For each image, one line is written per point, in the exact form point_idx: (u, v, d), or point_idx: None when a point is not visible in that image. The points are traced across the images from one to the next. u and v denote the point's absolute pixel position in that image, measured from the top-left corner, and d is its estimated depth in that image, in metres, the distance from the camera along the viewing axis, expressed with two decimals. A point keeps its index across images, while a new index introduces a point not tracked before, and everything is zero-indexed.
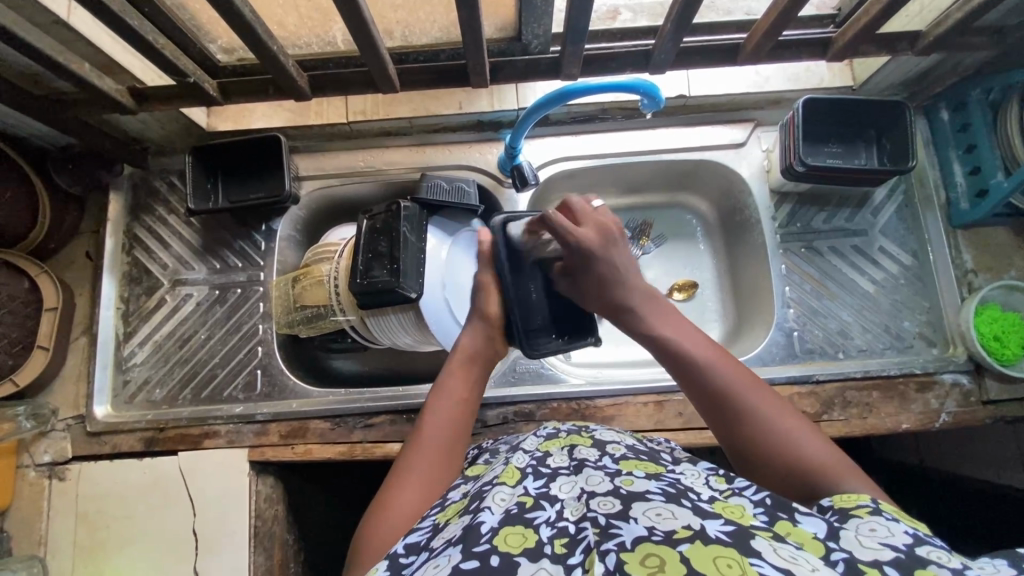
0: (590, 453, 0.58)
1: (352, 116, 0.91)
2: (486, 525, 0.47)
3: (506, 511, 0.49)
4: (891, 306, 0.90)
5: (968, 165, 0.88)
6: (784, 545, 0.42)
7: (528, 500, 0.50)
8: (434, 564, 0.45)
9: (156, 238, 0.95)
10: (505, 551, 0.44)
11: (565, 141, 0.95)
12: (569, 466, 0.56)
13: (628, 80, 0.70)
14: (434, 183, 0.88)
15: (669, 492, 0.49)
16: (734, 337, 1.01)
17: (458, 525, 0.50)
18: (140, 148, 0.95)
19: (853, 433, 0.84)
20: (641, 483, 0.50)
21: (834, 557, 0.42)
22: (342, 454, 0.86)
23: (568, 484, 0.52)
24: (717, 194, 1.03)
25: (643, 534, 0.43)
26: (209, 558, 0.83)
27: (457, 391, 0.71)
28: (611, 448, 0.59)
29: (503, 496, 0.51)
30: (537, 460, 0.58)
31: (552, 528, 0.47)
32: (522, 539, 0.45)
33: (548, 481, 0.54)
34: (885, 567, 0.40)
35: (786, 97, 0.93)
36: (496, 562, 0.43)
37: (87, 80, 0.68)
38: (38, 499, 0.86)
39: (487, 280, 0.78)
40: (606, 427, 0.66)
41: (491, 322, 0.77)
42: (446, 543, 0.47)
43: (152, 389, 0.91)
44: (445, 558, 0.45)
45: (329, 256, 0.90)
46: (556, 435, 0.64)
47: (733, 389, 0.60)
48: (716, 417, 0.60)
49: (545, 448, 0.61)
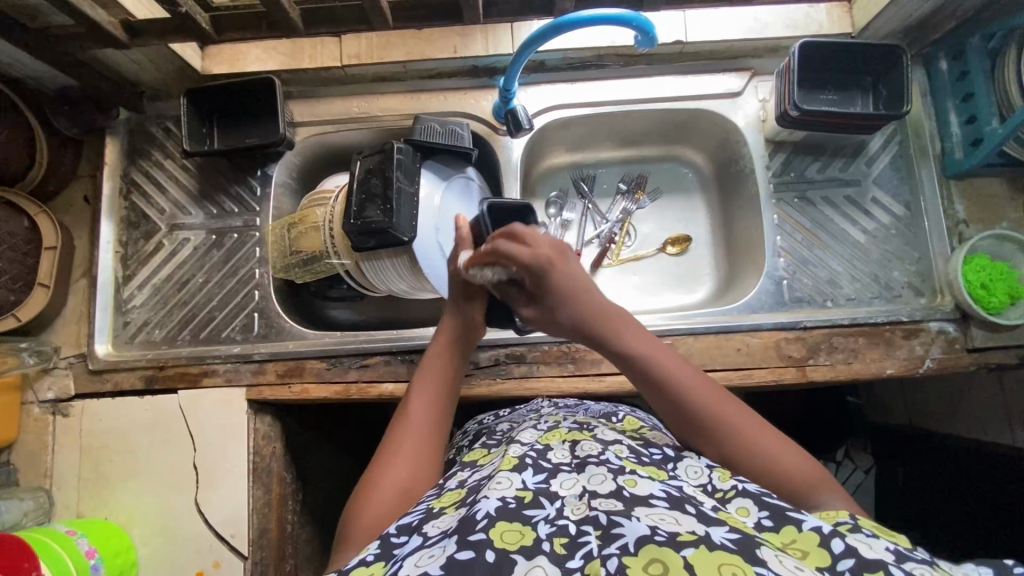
0: (593, 449, 0.60)
1: (346, 60, 0.91)
2: (482, 513, 0.49)
3: (503, 501, 0.51)
4: (882, 256, 0.91)
5: (965, 115, 0.88)
6: (787, 555, 0.45)
7: (527, 495, 0.52)
8: (429, 553, 0.47)
9: (153, 183, 0.96)
10: (501, 547, 0.46)
11: (560, 88, 0.95)
12: (571, 463, 0.58)
13: (620, 13, 0.69)
14: (428, 125, 0.87)
15: (672, 497, 0.51)
16: (725, 289, 1.02)
17: (455, 515, 0.52)
18: (135, 92, 0.95)
19: (837, 378, 0.86)
20: (644, 485, 0.53)
21: (841, 567, 0.44)
22: (337, 393, 0.88)
23: (570, 481, 0.55)
24: (712, 145, 1.02)
25: (646, 534, 0.45)
26: (208, 491, 0.86)
27: (434, 378, 0.73)
28: (615, 448, 0.62)
29: (502, 483, 0.54)
30: (538, 453, 0.60)
31: (551, 526, 0.48)
32: (519, 537, 0.47)
33: (549, 476, 0.56)
34: (889, 569, 0.43)
35: (784, 45, 0.92)
36: (491, 557, 0.45)
37: (79, 8, 0.68)
38: (42, 434, 0.88)
39: (470, 262, 0.78)
40: (607, 425, 0.69)
41: (473, 301, 0.78)
42: (441, 533, 0.50)
43: (151, 330, 0.93)
44: (440, 548, 0.47)
45: (324, 201, 0.90)
46: (557, 428, 0.68)
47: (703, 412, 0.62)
48: (684, 427, 0.64)
49: (545, 441, 0.64)
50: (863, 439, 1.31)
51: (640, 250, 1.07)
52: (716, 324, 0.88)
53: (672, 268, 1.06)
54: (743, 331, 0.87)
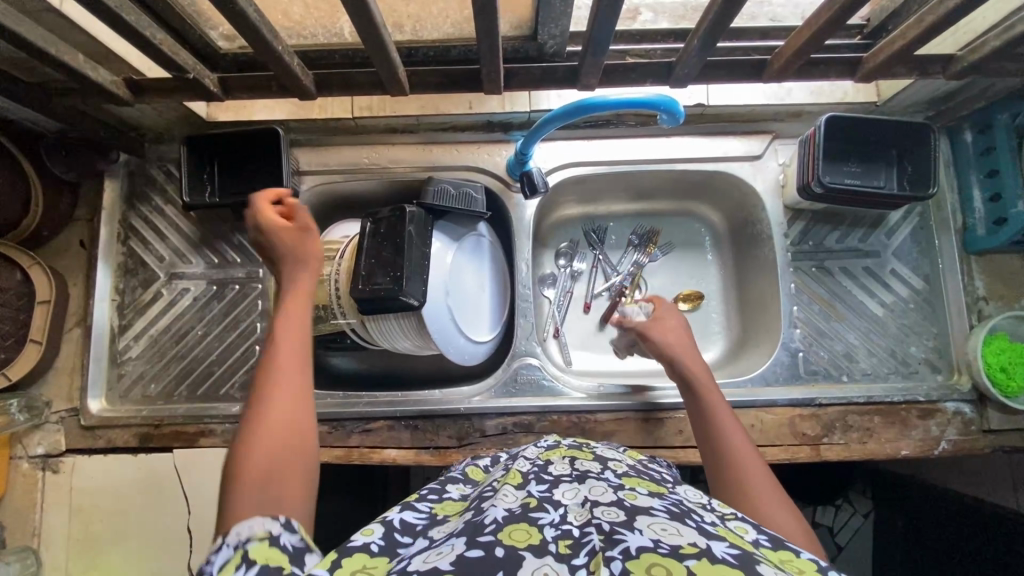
0: (592, 466, 0.57)
1: (357, 112, 0.88)
2: (490, 518, 0.46)
3: (510, 509, 0.48)
4: (899, 330, 0.90)
5: (990, 191, 0.86)
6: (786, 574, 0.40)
7: (532, 501, 0.49)
8: (436, 550, 0.43)
9: (152, 229, 0.93)
10: (510, 544, 0.43)
11: (577, 146, 0.93)
12: (571, 474, 0.55)
13: (648, 96, 0.67)
14: (440, 187, 0.84)
15: (673, 511, 0.48)
16: (738, 351, 1.00)
17: (459, 521, 0.49)
18: (136, 135, 0.91)
19: (851, 457, 0.84)
20: (645, 499, 0.50)
21: None
22: (338, 458, 0.85)
23: (571, 491, 0.51)
24: (729, 205, 1.00)
25: (648, 545, 0.41)
26: (203, 558, 0.83)
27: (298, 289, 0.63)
28: (613, 465, 0.59)
29: (507, 495, 0.51)
30: (540, 467, 0.58)
31: (556, 529, 0.45)
32: (527, 536, 0.44)
33: (551, 486, 0.52)
34: None
35: (807, 111, 0.90)
36: (500, 553, 0.42)
37: (82, 72, 0.65)
38: (32, 491, 0.85)
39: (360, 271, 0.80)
40: (607, 445, 0.67)
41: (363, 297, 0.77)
42: (447, 535, 0.46)
43: (147, 383, 0.90)
44: (448, 546, 0.43)
45: (330, 255, 0.88)
46: (557, 446, 0.65)
47: (719, 442, 0.64)
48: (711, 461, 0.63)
49: (546, 457, 0.61)
50: (861, 482, 1.25)
51: None
52: (731, 399, 0.86)
53: None
54: (757, 407, 0.85)
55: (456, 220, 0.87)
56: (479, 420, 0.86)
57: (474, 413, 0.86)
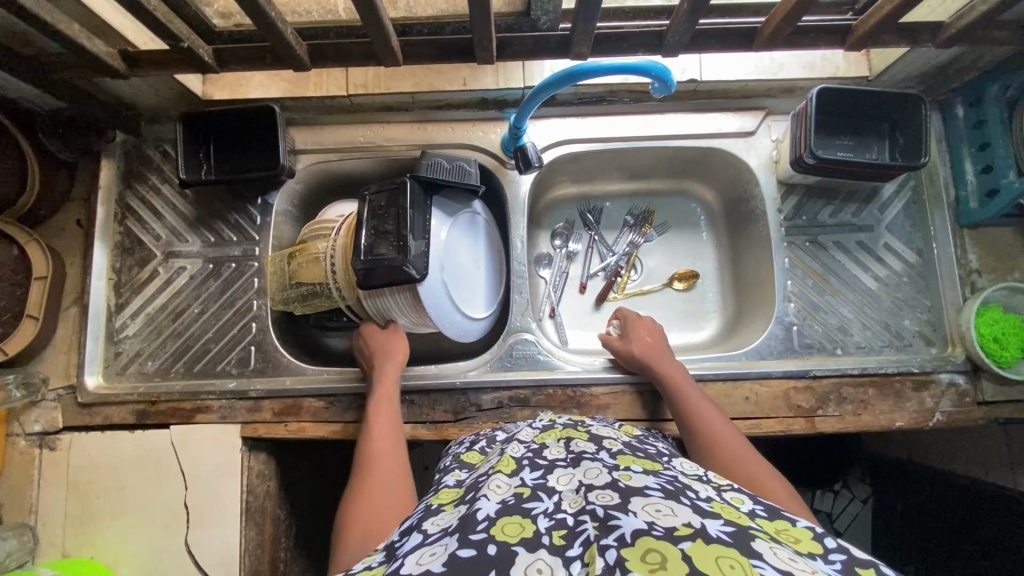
0: (587, 446, 0.57)
1: (352, 89, 0.89)
2: (482, 513, 0.46)
3: (502, 501, 0.48)
4: (893, 303, 0.90)
5: (981, 164, 0.86)
6: (781, 545, 0.41)
7: (525, 490, 0.49)
8: (429, 552, 0.43)
9: (148, 208, 0.93)
10: (502, 540, 0.43)
11: (571, 123, 0.93)
12: (567, 458, 0.55)
13: (639, 62, 0.67)
14: (435, 161, 0.83)
15: (667, 489, 0.48)
16: (733, 328, 1.00)
17: (454, 514, 0.49)
18: (132, 115, 0.92)
19: (846, 430, 0.84)
20: (640, 478, 0.49)
21: (832, 556, 0.41)
22: (335, 433, 0.86)
23: (566, 476, 0.51)
24: (723, 183, 1.01)
25: (643, 528, 0.41)
26: (199, 532, 0.83)
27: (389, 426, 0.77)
28: (608, 443, 0.59)
29: (500, 485, 0.50)
30: (534, 452, 0.57)
31: (549, 519, 0.45)
32: (520, 529, 0.44)
33: (545, 472, 0.52)
34: (881, 567, 0.40)
35: (799, 86, 0.90)
36: (492, 551, 0.42)
37: (77, 41, 0.65)
38: (28, 468, 0.85)
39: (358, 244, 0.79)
40: (602, 423, 0.67)
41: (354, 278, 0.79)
42: (441, 531, 0.46)
43: (144, 361, 0.90)
44: (440, 546, 0.43)
45: (325, 233, 0.88)
46: (552, 427, 0.65)
47: (701, 420, 0.73)
48: (697, 445, 0.71)
49: (542, 440, 0.61)
50: (858, 465, 1.23)
51: (646, 284, 1.04)
52: (724, 372, 0.86)
53: (679, 304, 1.04)
54: (751, 379, 0.86)
55: (451, 195, 0.87)
56: (474, 394, 0.86)
57: (469, 387, 0.86)
